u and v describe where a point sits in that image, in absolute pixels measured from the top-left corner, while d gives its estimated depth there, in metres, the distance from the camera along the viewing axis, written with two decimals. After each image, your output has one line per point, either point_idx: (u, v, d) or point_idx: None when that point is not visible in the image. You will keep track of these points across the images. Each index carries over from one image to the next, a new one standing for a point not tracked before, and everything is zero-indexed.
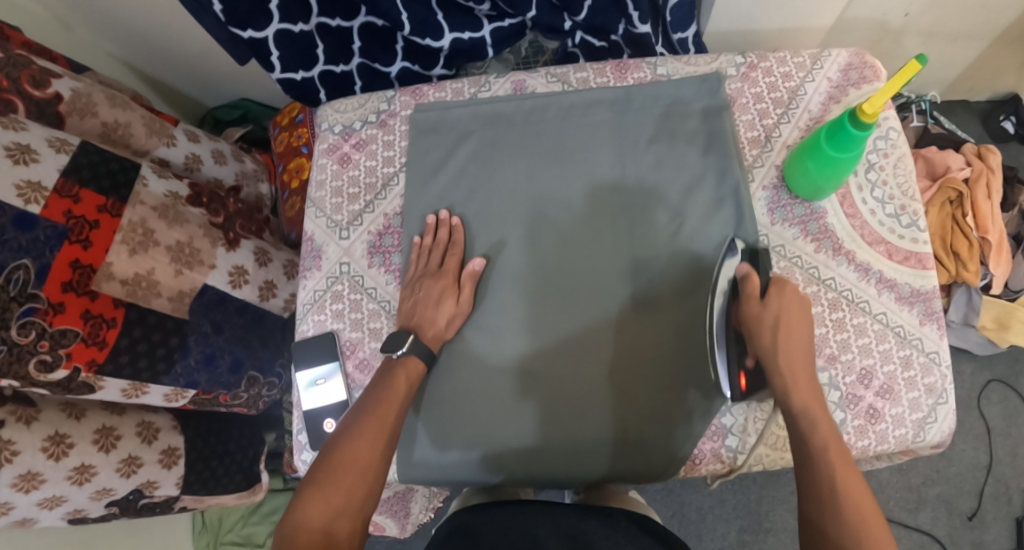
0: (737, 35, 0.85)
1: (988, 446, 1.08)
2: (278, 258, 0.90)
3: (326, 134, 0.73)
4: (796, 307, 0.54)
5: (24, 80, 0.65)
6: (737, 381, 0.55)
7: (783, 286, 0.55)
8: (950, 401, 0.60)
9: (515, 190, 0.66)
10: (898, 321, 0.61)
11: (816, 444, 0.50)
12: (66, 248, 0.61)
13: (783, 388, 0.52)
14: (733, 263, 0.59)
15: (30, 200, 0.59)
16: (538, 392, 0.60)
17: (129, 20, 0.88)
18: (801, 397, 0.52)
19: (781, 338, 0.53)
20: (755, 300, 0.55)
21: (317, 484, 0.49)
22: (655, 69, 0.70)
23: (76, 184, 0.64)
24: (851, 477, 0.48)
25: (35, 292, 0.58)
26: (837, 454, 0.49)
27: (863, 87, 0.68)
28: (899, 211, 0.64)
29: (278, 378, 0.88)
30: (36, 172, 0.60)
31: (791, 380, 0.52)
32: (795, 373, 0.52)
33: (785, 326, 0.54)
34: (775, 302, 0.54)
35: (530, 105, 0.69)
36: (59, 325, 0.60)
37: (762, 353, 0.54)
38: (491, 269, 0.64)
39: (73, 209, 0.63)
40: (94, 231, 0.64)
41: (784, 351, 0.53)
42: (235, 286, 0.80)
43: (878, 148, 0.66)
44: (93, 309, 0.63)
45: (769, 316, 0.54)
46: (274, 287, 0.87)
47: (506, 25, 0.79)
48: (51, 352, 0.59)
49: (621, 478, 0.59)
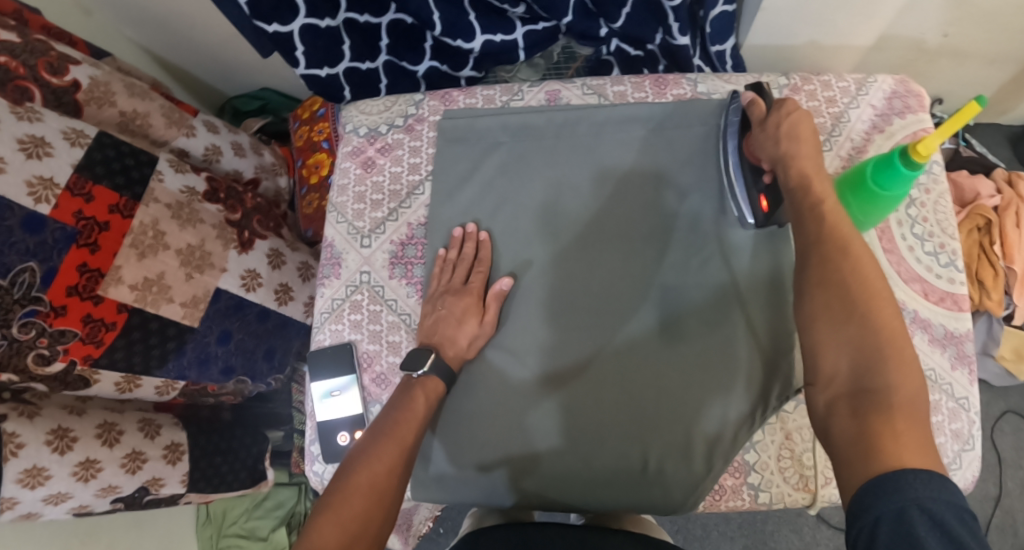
0: (775, 50, 0.82)
1: (998, 478, 1.07)
2: (291, 261, 0.88)
3: (350, 136, 0.71)
4: (801, 115, 0.52)
5: (41, 67, 0.63)
6: (757, 203, 0.56)
7: (785, 102, 0.54)
8: (975, 447, 0.59)
9: (543, 206, 0.64)
10: (930, 364, 0.60)
11: (811, 206, 0.48)
12: (73, 252, 0.60)
13: (789, 170, 0.51)
14: (739, 100, 0.59)
15: (40, 198, 0.57)
16: (558, 413, 0.59)
17: (149, 6, 0.86)
18: (809, 186, 0.49)
19: (785, 141, 0.52)
20: (764, 113, 0.55)
21: (331, 509, 0.47)
22: (694, 86, 0.68)
23: (89, 181, 0.62)
24: (849, 236, 0.46)
25: (38, 295, 0.57)
26: (844, 237, 0.46)
27: (907, 117, 0.65)
28: (937, 249, 0.63)
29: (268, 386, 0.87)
30: (49, 168, 0.58)
31: (793, 154, 0.51)
32: (806, 169, 0.50)
33: (786, 131, 0.52)
34: (779, 114, 0.53)
35: (563, 118, 0.66)
36: (59, 325, 0.59)
37: (772, 157, 0.53)
38: (516, 289, 0.63)
39: (83, 209, 0.61)
40: (103, 233, 0.63)
41: (797, 149, 0.51)
42: (249, 289, 0.79)
43: (921, 183, 0.64)
44: (95, 313, 0.62)
45: (773, 127, 0.53)
46: (290, 290, 0.86)
47: (539, 28, 0.77)
48: (50, 347, 0.59)
49: (638, 509, 0.58)
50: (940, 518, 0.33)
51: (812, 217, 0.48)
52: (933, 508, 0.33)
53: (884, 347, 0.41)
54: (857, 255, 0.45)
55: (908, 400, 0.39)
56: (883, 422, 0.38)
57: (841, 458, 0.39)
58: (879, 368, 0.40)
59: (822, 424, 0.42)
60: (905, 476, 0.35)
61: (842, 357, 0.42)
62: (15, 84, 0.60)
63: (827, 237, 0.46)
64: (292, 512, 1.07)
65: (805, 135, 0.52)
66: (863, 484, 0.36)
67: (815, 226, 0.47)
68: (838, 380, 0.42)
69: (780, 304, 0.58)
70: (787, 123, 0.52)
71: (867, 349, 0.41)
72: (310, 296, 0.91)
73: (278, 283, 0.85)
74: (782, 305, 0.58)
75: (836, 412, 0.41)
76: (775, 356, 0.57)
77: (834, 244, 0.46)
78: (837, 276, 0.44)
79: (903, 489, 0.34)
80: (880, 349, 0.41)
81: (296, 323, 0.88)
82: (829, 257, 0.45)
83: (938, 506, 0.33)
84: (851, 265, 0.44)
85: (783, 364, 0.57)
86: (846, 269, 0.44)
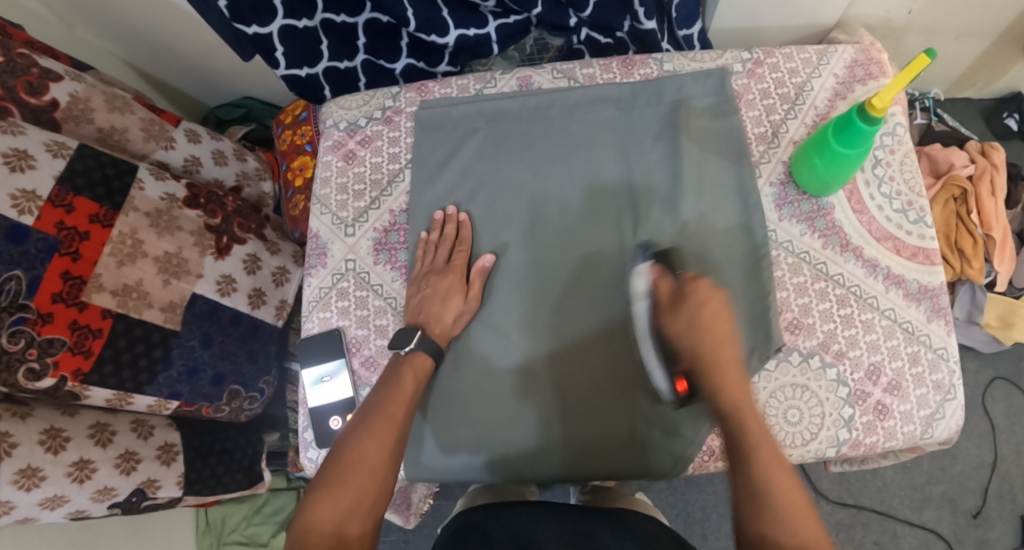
0: (742, 32, 0.84)
1: (993, 444, 1.08)
2: (269, 265, 0.88)
3: (330, 130, 0.73)
4: (710, 302, 0.52)
5: (20, 88, 0.65)
6: (675, 385, 0.55)
7: (696, 285, 0.53)
8: (957, 397, 0.61)
9: (520, 189, 0.66)
10: (906, 317, 0.62)
11: (738, 437, 0.49)
12: (56, 261, 0.62)
13: (720, 398, 0.50)
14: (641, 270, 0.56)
15: (24, 210, 0.60)
16: (543, 397, 0.60)
17: (128, 21, 0.89)
18: (739, 426, 0.49)
19: (705, 340, 0.51)
20: (670, 299, 0.53)
21: (325, 486, 0.49)
22: (661, 65, 0.70)
23: (70, 193, 0.64)
24: (778, 475, 0.46)
25: (25, 302, 0.60)
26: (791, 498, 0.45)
27: (868, 84, 0.68)
28: (906, 207, 0.65)
29: (261, 393, 0.88)
30: (31, 180, 0.61)
31: (715, 377, 0.51)
32: (733, 395, 0.50)
33: (699, 329, 0.52)
34: (693, 302, 0.52)
35: (536, 101, 0.68)
36: (47, 333, 0.61)
37: (688, 360, 0.52)
38: (497, 268, 0.64)
39: (65, 220, 0.63)
40: (84, 242, 0.65)
41: (713, 355, 0.51)
42: (223, 294, 0.80)
43: (885, 144, 0.67)
44: (81, 320, 0.64)
45: (688, 317, 0.52)
46: (264, 295, 0.87)
47: (511, 22, 0.79)
48: (39, 360, 0.61)
49: (632, 476, 0.59)
50: None
51: (742, 462, 0.48)
52: None
53: None
54: (787, 498, 0.45)
55: None
56: None
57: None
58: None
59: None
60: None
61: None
62: None
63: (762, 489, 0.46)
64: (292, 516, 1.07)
65: (723, 350, 0.51)
66: None
67: (750, 481, 0.47)
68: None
69: (757, 271, 0.61)
70: (694, 317, 0.52)
71: None
72: (284, 300, 0.91)
73: (252, 287, 0.85)
74: (756, 292, 0.60)
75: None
76: (753, 318, 0.60)
77: (785, 516, 0.45)
78: (771, 522, 0.45)
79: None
80: None
81: (268, 325, 0.88)
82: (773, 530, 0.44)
83: None
84: (784, 509, 0.45)
85: (762, 325, 0.59)
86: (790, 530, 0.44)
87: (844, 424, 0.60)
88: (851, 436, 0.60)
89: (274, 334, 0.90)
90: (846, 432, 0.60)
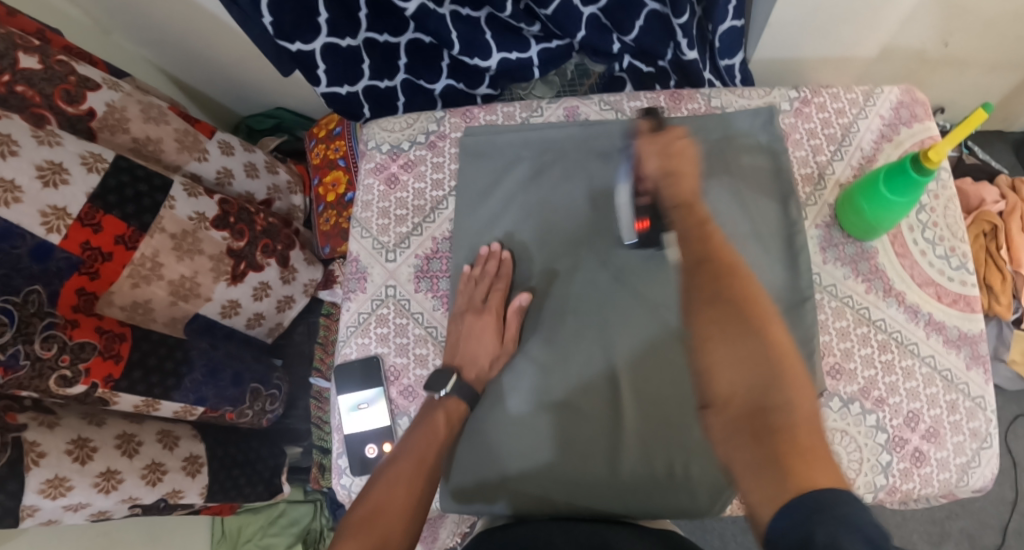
0: (781, 63, 0.84)
1: (1013, 481, 1.07)
2: (276, 294, 0.89)
3: (373, 152, 0.73)
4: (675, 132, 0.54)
5: (58, 96, 0.64)
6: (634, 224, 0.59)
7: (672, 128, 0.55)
8: (993, 446, 0.61)
9: (563, 221, 0.66)
10: (945, 365, 0.62)
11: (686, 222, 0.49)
12: (74, 279, 0.62)
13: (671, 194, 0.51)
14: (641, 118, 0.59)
15: (52, 228, 0.59)
16: (570, 425, 0.60)
17: (166, 30, 0.89)
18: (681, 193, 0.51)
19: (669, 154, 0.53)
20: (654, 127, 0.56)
21: (355, 524, 0.48)
22: (708, 101, 0.70)
23: (100, 211, 0.63)
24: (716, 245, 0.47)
25: (50, 309, 0.60)
26: (741, 273, 0.45)
27: (914, 126, 0.68)
28: (948, 253, 0.65)
29: (278, 390, 0.93)
30: (64, 197, 0.59)
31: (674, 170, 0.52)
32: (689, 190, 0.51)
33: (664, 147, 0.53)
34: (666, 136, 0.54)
35: (583, 132, 0.68)
36: (78, 337, 0.62)
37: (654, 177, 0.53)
38: (536, 304, 0.64)
39: (90, 240, 0.63)
40: (105, 262, 0.65)
41: (677, 167, 0.52)
42: (225, 315, 0.82)
43: (931, 190, 0.66)
44: (104, 326, 0.65)
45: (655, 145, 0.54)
46: (263, 317, 0.89)
47: (553, 46, 0.79)
48: (72, 367, 0.61)
49: (669, 514, 0.59)
50: (864, 530, 0.30)
51: (698, 236, 0.48)
52: (864, 524, 0.31)
53: (776, 353, 0.40)
54: (724, 251, 0.46)
55: (806, 411, 0.38)
56: (783, 435, 0.36)
57: (752, 488, 0.36)
58: (780, 390, 0.38)
59: (726, 454, 0.39)
60: (822, 498, 0.33)
61: (737, 393, 0.40)
62: (31, 112, 0.61)
63: (709, 261, 0.45)
64: (309, 528, 1.06)
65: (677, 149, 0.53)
66: (786, 503, 0.33)
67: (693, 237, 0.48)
68: (733, 414, 0.39)
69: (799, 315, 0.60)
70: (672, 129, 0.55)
71: (753, 352, 0.40)
72: (280, 321, 0.94)
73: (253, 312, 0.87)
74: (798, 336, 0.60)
75: (739, 434, 0.38)
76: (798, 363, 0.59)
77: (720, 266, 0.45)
78: (724, 276, 0.44)
79: (827, 516, 0.31)
80: (767, 355, 0.40)
81: (257, 341, 0.91)
82: (724, 296, 0.43)
83: (866, 522, 0.31)
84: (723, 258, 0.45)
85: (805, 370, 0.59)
86: (737, 302, 0.42)
87: (881, 469, 0.60)
88: (887, 483, 0.59)
89: (264, 349, 0.94)
90: (883, 478, 0.59)
